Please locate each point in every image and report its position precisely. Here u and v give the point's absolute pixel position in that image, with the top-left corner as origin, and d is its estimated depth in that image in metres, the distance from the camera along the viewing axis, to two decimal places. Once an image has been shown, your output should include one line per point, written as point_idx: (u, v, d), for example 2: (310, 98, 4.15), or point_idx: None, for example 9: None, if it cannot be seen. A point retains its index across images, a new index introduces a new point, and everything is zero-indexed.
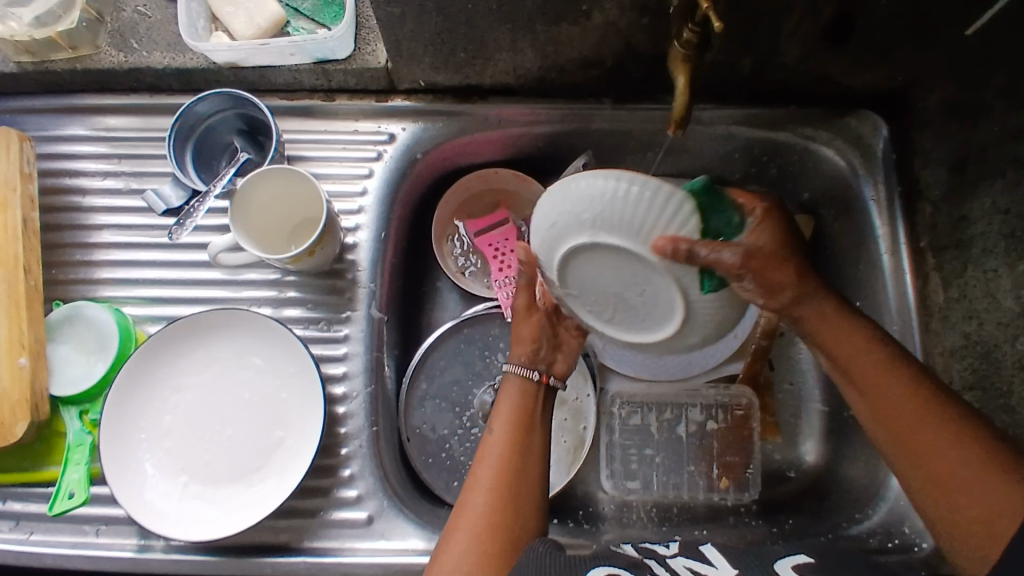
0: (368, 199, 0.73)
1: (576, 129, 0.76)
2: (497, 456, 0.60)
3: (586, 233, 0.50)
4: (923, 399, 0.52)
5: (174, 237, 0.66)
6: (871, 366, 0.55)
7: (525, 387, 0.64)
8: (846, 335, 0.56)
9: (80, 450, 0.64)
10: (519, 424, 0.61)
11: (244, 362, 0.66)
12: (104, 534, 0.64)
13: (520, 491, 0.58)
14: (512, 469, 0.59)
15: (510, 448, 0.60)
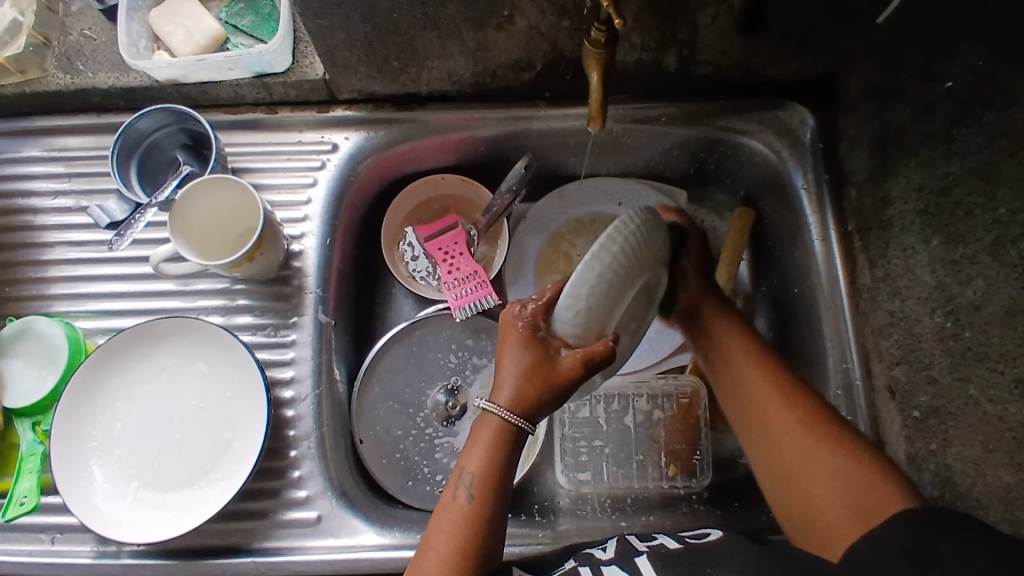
0: (313, 207, 0.75)
1: (515, 131, 0.78)
2: (458, 526, 0.53)
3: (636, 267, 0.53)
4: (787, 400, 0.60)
5: (114, 249, 0.66)
6: (739, 361, 0.63)
7: (507, 434, 0.55)
8: (732, 337, 0.65)
9: (30, 461, 0.65)
10: (487, 487, 0.54)
11: (191, 369, 0.68)
12: (59, 542, 0.66)
13: (481, 565, 0.53)
14: (473, 541, 0.53)
15: (474, 517, 0.54)
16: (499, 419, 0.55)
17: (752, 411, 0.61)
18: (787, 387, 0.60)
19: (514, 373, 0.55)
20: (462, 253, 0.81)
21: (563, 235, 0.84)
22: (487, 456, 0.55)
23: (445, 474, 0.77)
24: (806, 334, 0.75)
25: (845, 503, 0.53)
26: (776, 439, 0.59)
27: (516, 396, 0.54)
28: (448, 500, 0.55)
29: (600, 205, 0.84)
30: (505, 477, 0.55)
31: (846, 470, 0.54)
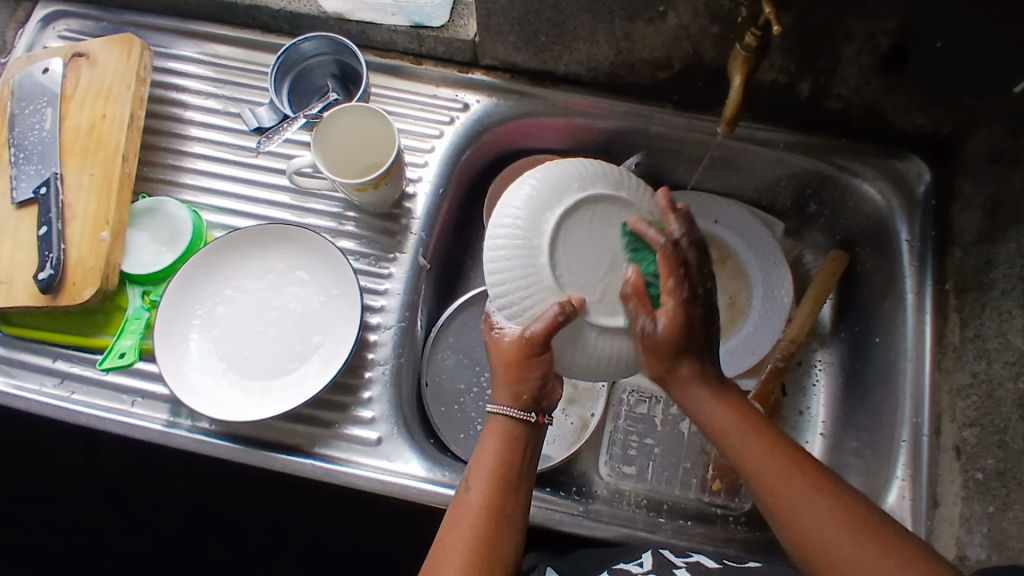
0: (434, 156, 0.79)
1: (635, 127, 0.81)
2: (472, 519, 0.54)
3: (592, 188, 0.53)
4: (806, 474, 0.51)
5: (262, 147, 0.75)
6: (728, 420, 0.53)
7: (512, 428, 0.56)
8: (725, 415, 0.53)
9: (134, 323, 0.70)
10: (500, 482, 0.55)
11: (293, 276, 0.73)
12: (137, 406, 0.70)
13: (495, 557, 0.53)
14: (489, 532, 0.53)
15: (487, 509, 0.54)
16: (505, 419, 0.56)
17: (782, 507, 0.50)
18: (806, 470, 0.51)
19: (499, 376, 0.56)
20: None
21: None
22: (497, 454, 0.55)
23: None
24: (881, 384, 0.76)
25: None
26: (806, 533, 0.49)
27: (508, 393, 0.55)
28: (460, 496, 0.56)
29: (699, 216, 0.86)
30: (517, 471, 0.56)
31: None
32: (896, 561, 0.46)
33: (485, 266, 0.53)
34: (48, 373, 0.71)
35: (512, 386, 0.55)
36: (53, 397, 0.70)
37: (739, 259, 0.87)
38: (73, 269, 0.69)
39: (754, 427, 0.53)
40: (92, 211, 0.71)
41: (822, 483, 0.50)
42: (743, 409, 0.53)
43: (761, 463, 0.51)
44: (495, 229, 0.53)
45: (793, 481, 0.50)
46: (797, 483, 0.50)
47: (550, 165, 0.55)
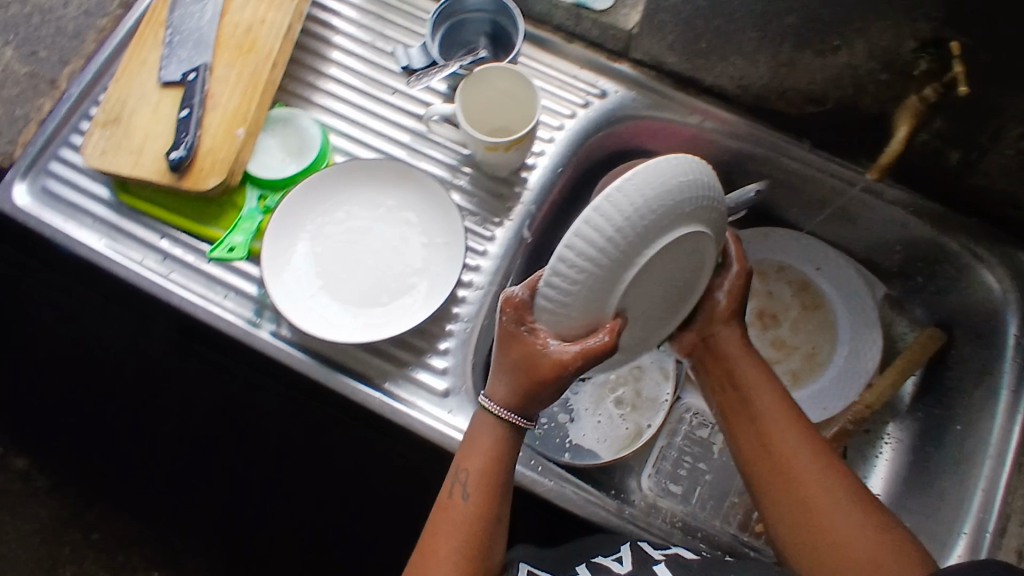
0: (561, 134, 0.80)
1: (764, 155, 0.80)
2: (462, 529, 0.59)
3: (699, 226, 0.52)
4: (816, 456, 0.61)
5: (410, 83, 0.76)
6: (767, 398, 0.65)
7: (504, 439, 0.60)
8: (769, 396, 0.65)
9: (248, 224, 0.72)
10: (488, 494, 0.60)
11: (401, 215, 0.74)
12: (228, 300, 0.71)
13: (484, 559, 0.60)
14: (479, 531, 0.60)
15: (476, 520, 0.60)
16: (497, 425, 0.60)
17: (785, 473, 0.61)
18: (816, 450, 0.62)
19: (507, 367, 0.58)
20: None
21: (766, 268, 0.89)
22: (493, 459, 0.60)
23: (550, 421, 0.81)
24: (952, 473, 0.75)
25: (862, 559, 0.56)
26: (799, 495, 0.60)
27: (511, 395, 0.59)
28: (449, 503, 0.61)
29: (802, 261, 0.89)
30: (503, 481, 0.61)
31: (890, 556, 0.55)
32: (869, 535, 0.57)
33: (564, 248, 0.49)
34: (154, 250, 0.73)
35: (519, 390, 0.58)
36: (154, 273, 0.72)
37: (830, 312, 0.88)
38: (203, 157, 0.71)
39: (788, 410, 0.64)
40: (233, 107, 0.73)
41: (829, 464, 0.61)
42: (783, 395, 0.65)
43: (784, 440, 0.62)
44: (583, 226, 0.48)
45: (802, 455, 0.62)
46: (807, 457, 0.61)
47: (660, 164, 0.49)
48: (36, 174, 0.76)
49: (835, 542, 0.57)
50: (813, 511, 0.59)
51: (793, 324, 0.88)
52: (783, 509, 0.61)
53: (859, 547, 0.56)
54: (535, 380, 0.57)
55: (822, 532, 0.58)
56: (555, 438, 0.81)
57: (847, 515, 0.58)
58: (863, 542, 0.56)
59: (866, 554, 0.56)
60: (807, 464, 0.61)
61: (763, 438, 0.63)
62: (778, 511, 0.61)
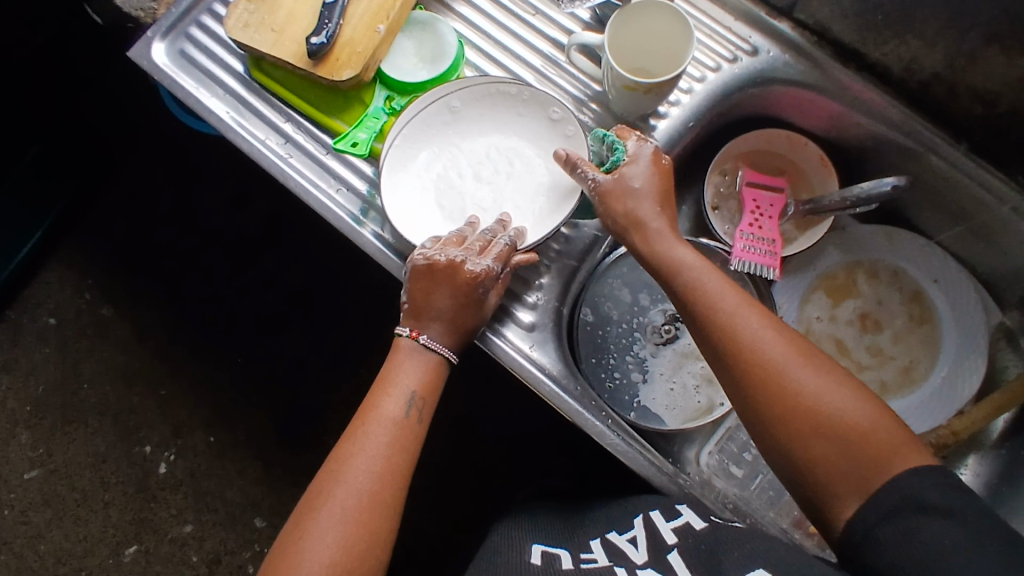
0: (702, 86, 0.76)
1: (912, 148, 0.75)
2: (390, 432, 0.59)
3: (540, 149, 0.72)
4: (772, 325, 0.56)
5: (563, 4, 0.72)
6: (713, 279, 0.59)
7: (437, 366, 0.63)
8: (712, 274, 0.60)
9: (372, 122, 0.72)
10: (423, 407, 0.62)
11: (521, 144, 0.72)
12: (339, 195, 0.72)
13: (406, 470, 0.59)
14: (408, 447, 0.59)
15: (405, 426, 0.60)
16: (432, 355, 0.63)
17: (743, 351, 0.55)
18: (771, 320, 0.57)
19: (444, 313, 0.63)
20: (772, 217, 0.83)
21: (877, 271, 0.85)
22: (431, 382, 0.63)
23: (623, 376, 0.81)
24: None
25: (850, 420, 0.51)
26: (765, 372, 0.54)
27: (447, 329, 0.63)
28: (378, 409, 0.60)
29: (918, 270, 0.84)
30: (431, 400, 0.63)
31: (874, 415, 0.51)
32: (847, 394, 0.52)
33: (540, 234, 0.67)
34: (276, 131, 0.74)
35: (455, 327, 0.63)
36: (273, 153, 0.73)
37: (937, 329, 0.83)
38: (341, 46, 0.71)
39: (731, 287, 0.59)
40: (378, 2, 0.72)
41: (781, 329, 0.56)
42: (721, 275, 0.60)
43: (740, 318, 0.56)
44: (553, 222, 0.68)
45: (758, 327, 0.56)
46: (759, 327, 0.56)
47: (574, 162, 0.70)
48: (175, 37, 0.77)
49: (818, 415, 0.51)
50: (786, 384, 0.53)
51: (895, 334, 0.84)
52: (753, 392, 0.54)
53: (843, 411, 0.51)
54: (470, 324, 0.64)
55: (801, 407, 0.52)
56: (624, 394, 0.81)
57: (821, 381, 0.53)
58: (846, 403, 0.51)
59: (850, 413, 0.51)
60: (763, 335, 0.55)
61: (716, 322, 0.57)
62: (750, 398, 0.54)
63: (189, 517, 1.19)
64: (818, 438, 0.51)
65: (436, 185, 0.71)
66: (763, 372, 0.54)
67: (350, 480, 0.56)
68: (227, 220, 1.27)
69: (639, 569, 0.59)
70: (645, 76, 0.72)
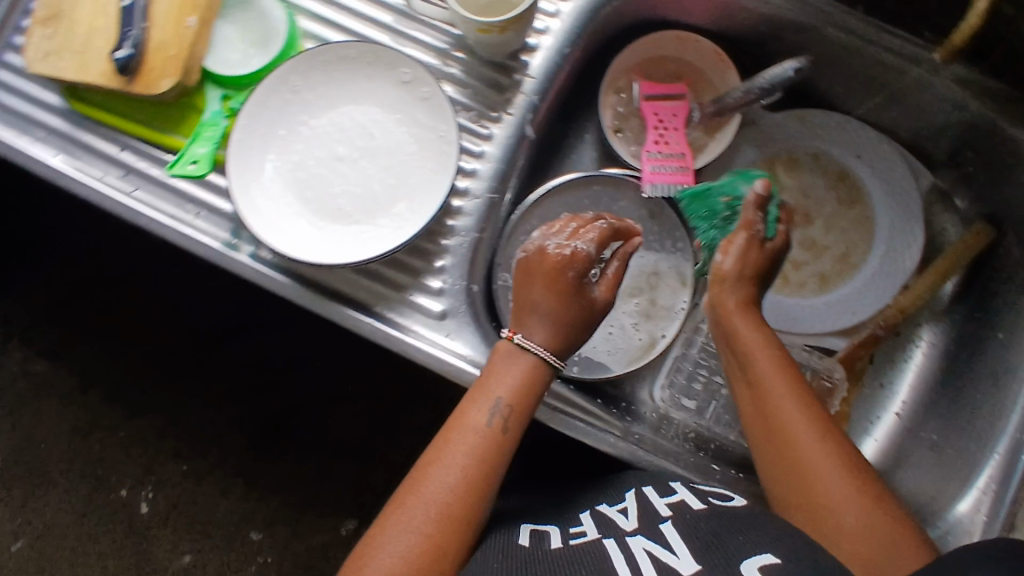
0: (569, 6, 0.68)
1: (810, 24, 0.68)
2: (477, 443, 0.54)
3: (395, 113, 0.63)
4: (817, 421, 0.56)
5: None
6: (769, 361, 0.60)
7: (536, 371, 0.58)
8: (769, 362, 0.60)
9: (211, 130, 0.64)
10: (515, 418, 0.56)
11: (374, 114, 0.63)
12: (200, 220, 0.65)
13: (489, 488, 0.53)
14: (490, 460, 0.53)
15: (494, 441, 0.54)
16: (529, 356, 0.58)
17: (775, 432, 0.57)
18: (819, 415, 0.57)
19: (545, 309, 0.59)
20: (677, 128, 0.77)
21: (796, 159, 0.80)
22: (520, 393, 0.56)
23: None
24: (991, 383, 0.70)
25: (862, 540, 0.51)
26: (795, 465, 0.55)
27: (546, 326, 0.59)
28: (467, 415, 0.55)
29: (839, 148, 0.79)
30: (525, 421, 0.57)
31: (889, 534, 0.51)
32: (872, 510, 0.52)
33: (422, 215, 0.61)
34: (113, 163, 0.66)
35: (558, 325, 0.59)
36: (113, 189, 0.64)
37: (869, 207, 0.79)
38: (153, 52, 0.62)
39: (791, 376, 0.59)
40: None
41: (827, 426, 0.56)
42: (788, 366, 0.60)
43: (783, 401, 0.58)
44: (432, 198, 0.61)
45: (798, 417, 0.57)
46: (801, 415, 0.57)
47: (436, 117, 0.62)
48: None
49: (832, 521, 0.52)
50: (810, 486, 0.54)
51: (826, 222, 0.80)
52: (777, 481, 0.56)
53: (858, 528, 0.52)
54: (571, 325, 0.60)
55: (821, 508, 0.53)
56: None
57: (849, 491, 0.53)
58: (866, 519, 0.52)
59: (866, 530, 0.51)
60: (805, 431, 0.56)
61: (757, 399, 0.59)
62: (774, 481, 0.57)
63: (186, 547, 1.08)
64: (826, 543, 0.52)
65: (295, 184, 0.63)
66: (789, 459, 0.56)
67: (424, 493, 0.51)
68: (116, 238, 1.12)
69: (628, 538, 0.52)
70: (503, 10, 0.64)
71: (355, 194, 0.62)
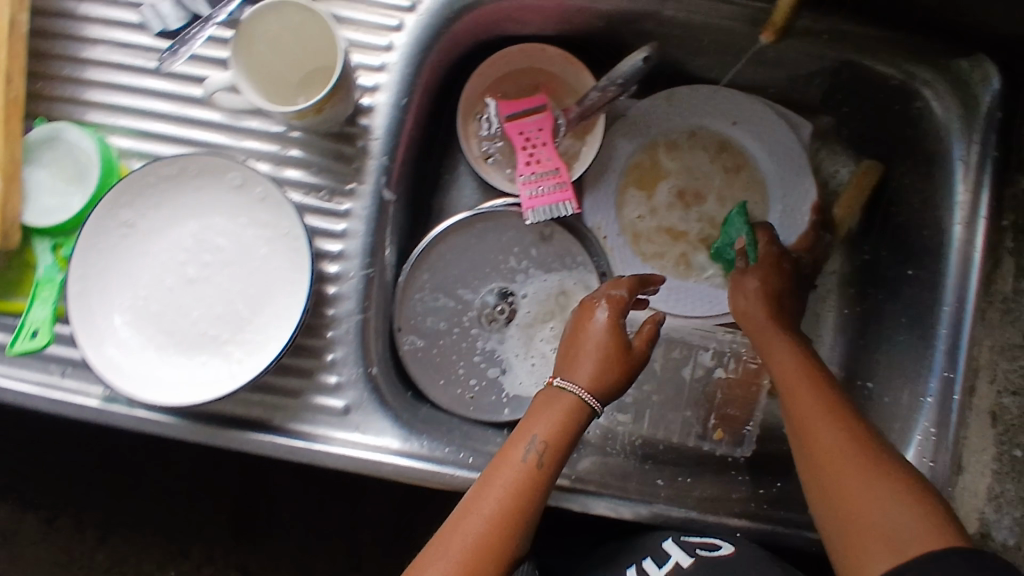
0: (394, 56, 0.62)
1: (646, 11, 0.64)
2: (510, 478, 0.56)
3: (235, 218, 0.59)
4: (834, 406, 0.54)
5: (166, 65, 0.59)
6: (785, 353, 0.60)
7: (579, 409, 0.59)
8: (786, 353, 0.60)
9: (46, 288, 0.59)
10: (552, 451, 0.57)
11: (213, 225, 0.60)
12: (69, 377, 0.62)
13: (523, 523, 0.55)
14: (526, 495, 0.55)
15: (530, 476, 0.56)
16: (569, 397, 0.59)
17: (796, 418, 0.55)
18: (837, 401, 0.55)
19: (582, 353, 0.61)
20: (546, 142, 0.72)
21: (674, 141, 0.76)
22: (560, 427, 0.58)
23: (480, 380, 0.74)
24: (910, 327, 0.68)
25: (886, 529, 0.47)
26: (816, 453, 0.53)
27: (585, 371, 0.60)
28: (511, 450, 0.58)
29: (709, 117, 0.76)
30: (561, 460, 0.58)
31: (916, 521, 0.46)
32: (895, 497, 0.48)
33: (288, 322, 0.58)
34: None
35: (594, 364, 0.60)
36: None
37: (755, 168, 0.76)
38: None
39: (813, 369, 0.58)
40: None
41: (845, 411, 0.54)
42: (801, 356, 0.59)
43: (800, 389, 0.56)
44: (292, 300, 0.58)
45: (814, 404, 0.55)
46: (817, 400, 0.55)
47: (274, 213, 0.59)
48: None
49: (856, 509, 0.48)
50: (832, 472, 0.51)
51: (719, 195, 0.76)
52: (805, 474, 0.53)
53: (881, 516, 0.47)
54: (614, 366, 0.60)
55: (842, 496, 0.50)
56: (491, 395, 0.74)
57: (871, 476, 0.49)
58: (888, 506, 0.47)
59: (888, 518, 0.47)
60: (823, 416, 0.54)
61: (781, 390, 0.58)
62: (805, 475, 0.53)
63: None
64: (855, 536, 0.48)
65: (149, 323, 0.59)
66: (814, 451, 0.53)
67: (464, 525, 0.54)
68: None
69: None
70: (326, 77, 0.58)
71: (214, 314, 0.59)
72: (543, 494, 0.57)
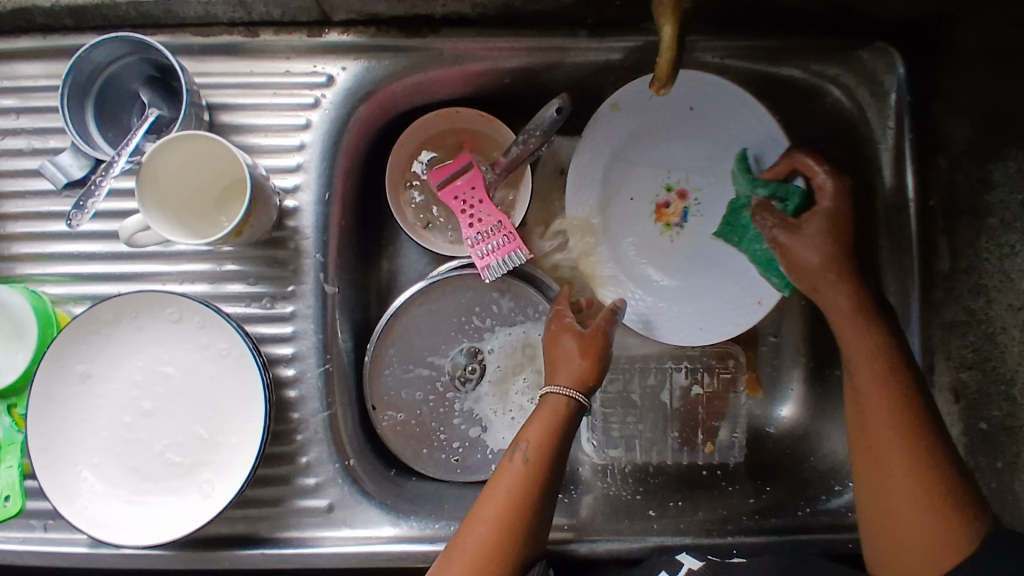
0: (308, 154, 0.63)
1: (545, 64, 0.65)
2: (506, 487, 0.55)
3: (180, 345, 0.60)
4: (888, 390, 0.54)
5: (74, 223, 0.54)
6: (844, 316, 0.58)
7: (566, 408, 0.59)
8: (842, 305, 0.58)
9: (10, 450, 0.59)
10: (548, 452, 0.57)
11: (158, 356, 0.60)
12: (52, 529, 0.62)
13: (525, 530, 0.54)
14: (522, 503, 0.55)
15: (526, 483, 0.55)
16: (555, 395, 0.59)
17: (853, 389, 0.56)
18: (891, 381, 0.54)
19: (556, 355, 0.61)
20: (482, 199, 0.68)
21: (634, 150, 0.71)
22: (544, 428, 0.58)
23: (461, 441, 0.73)
24: None
25: (907, 528, 0.51)
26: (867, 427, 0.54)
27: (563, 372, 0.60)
28: (505, 462, 0.57)
29: (659, 110, 0.70)
30: (558, 459, 0.57)
31: (934, 527, 0.49)
32: (926, 505, 0.50)
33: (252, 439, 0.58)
34: None
35: (568, 362, 0.60)
36: None
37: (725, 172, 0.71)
38: None
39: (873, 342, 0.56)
40: None
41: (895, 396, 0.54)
42: (857, 322, 0.57)
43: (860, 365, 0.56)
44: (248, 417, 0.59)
45: (869, 382, 0.55)
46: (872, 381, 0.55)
47: (218, 334, 0.59)
48: None
49: (886, 498, 0.52)
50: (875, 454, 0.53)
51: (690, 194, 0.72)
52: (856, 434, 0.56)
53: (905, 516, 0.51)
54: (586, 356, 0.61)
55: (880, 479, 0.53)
56: (475, 455, 0.73)
57: (908, 471, 0.51)
58: (914, 510, 0.51)
59: (912, 519, 0.50)
60: (877, 402, 0.54)
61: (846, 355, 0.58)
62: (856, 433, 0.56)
63: None
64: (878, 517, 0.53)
65: (115, 465, 0.59)
66: (868, 420, 0.54)
67: (465, 539, 0.54)
68: None
69: None
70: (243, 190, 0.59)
71: (177, 442, 0.60)
72: (545, 500, 0.56)
